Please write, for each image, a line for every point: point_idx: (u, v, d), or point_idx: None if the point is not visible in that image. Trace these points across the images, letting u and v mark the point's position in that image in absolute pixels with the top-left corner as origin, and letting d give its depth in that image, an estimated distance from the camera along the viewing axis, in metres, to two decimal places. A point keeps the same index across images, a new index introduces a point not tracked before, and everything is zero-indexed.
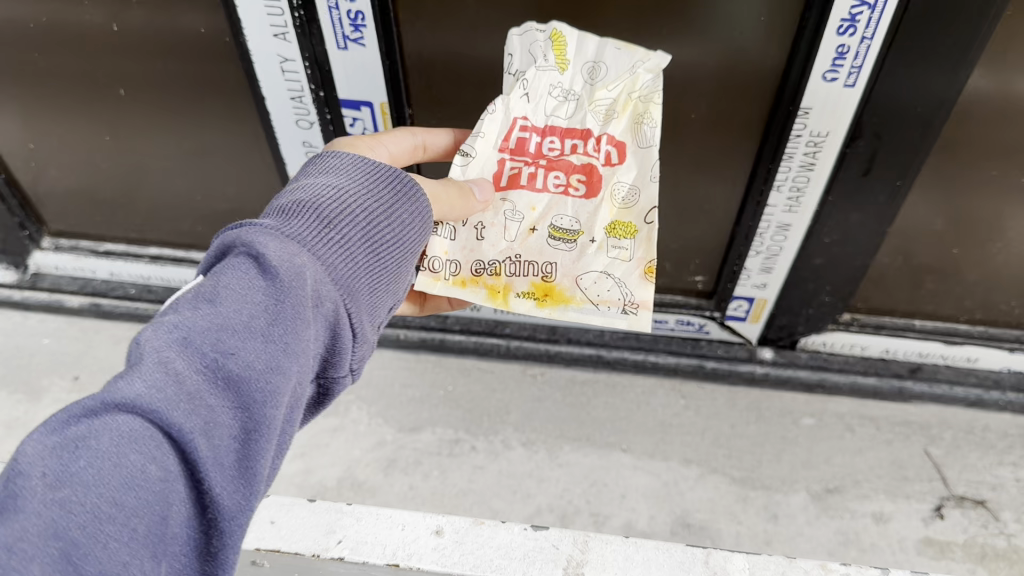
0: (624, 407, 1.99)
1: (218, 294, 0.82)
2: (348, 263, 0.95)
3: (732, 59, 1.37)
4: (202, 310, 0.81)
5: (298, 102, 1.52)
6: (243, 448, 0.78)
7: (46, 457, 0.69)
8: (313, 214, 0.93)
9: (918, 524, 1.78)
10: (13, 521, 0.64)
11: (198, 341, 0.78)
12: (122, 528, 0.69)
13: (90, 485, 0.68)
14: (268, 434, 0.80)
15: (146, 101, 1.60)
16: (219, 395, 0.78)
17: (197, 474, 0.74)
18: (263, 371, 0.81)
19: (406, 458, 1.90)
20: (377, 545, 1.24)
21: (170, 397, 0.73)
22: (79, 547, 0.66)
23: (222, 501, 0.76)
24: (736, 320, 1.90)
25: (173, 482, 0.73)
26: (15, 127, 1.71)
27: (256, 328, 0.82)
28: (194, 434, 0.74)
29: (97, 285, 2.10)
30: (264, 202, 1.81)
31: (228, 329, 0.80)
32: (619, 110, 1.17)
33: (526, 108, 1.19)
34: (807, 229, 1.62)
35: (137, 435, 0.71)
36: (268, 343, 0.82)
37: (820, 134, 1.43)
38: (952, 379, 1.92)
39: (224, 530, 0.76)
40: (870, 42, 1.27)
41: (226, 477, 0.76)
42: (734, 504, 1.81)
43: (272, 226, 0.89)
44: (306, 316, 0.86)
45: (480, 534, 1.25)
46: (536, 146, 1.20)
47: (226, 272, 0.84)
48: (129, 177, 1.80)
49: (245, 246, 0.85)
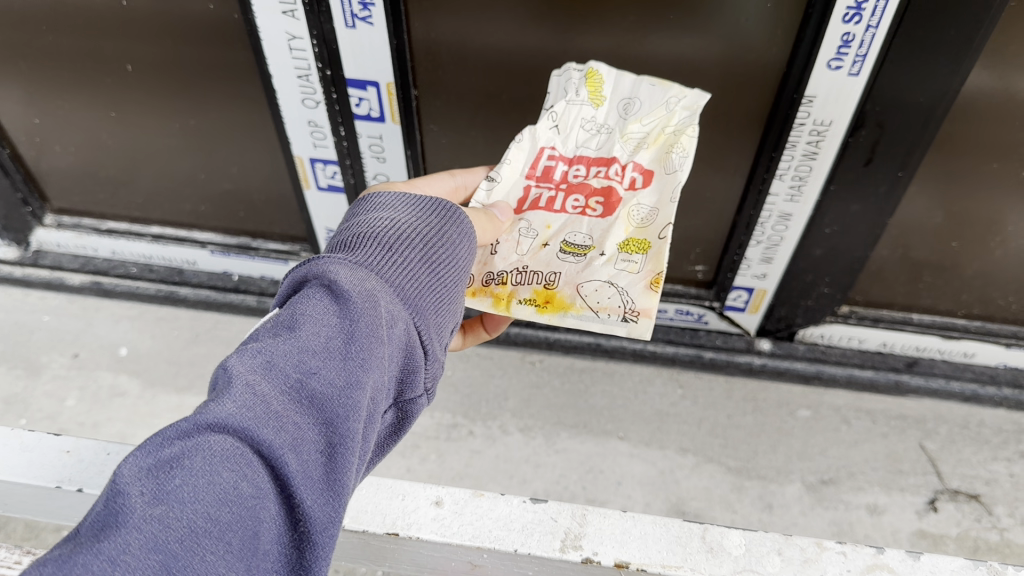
0: (622, 395, 2.00)
1: (297, 318, 0.77)
2: (418, 286, 0.90)
3: (739, 47, 1.37)
4: (282, 336, 0.76)
5: (304, 80, 1.53)
6: (333, 461, 0.70)
7: (141, 478, 0.62)
8: (377, 242, 0.89)
9: (912, 516, 1.79)
10: (112, 538, 0.57)
11: (281, 363, 0.73)
12: (219, 542, 0.61)
13: (185, 501, 0.61)
14: (356, 448, 0.73)
15: (153, 78, 1.60)
16: (306, 412, 0.71)
17: (289, 489, 0.67)
18: (348, 386, 0.74)
19: (404, 441, 1.91)
20: (373, 517, 1.04)
21: (259, 416, 0.68)
22: (177, 560, 0.59)
23: (315, 519, 0.68)
24: (735, 310, 1.92)
25: (265, 499, 0.65)
26: (21, 101, 1.71)
27: (338, 343, 0.76)
28: (284, 450, 0.67)
29: (99, 263, 2.11)
30: (268, 182, 1.82)
31: (308, 348, 0.75)
32: (650, 145, 1.15)
33: (556, 140, 1.19)
34: (807, 219, 1.63)
35: (230, 453, 0.65)
36: (350, 357, 0.76)
37: (823, 122, 1.44)
38: (949, 373, 1.94)
39: (319, 548, 0.68)
40: (875, 30, 1.28)
41: (318, 491, 0.69)
42: (729, 493, 1.82)
43: (340, 258, 0.86)
44: (384, 334, 0.80)
45: (484, 502, 1.05)
46: (563, 175, 1.20)
47: (303, 299, 0.80)
48: (134, 156, 1.81)
49: (320, 276, 0.82)
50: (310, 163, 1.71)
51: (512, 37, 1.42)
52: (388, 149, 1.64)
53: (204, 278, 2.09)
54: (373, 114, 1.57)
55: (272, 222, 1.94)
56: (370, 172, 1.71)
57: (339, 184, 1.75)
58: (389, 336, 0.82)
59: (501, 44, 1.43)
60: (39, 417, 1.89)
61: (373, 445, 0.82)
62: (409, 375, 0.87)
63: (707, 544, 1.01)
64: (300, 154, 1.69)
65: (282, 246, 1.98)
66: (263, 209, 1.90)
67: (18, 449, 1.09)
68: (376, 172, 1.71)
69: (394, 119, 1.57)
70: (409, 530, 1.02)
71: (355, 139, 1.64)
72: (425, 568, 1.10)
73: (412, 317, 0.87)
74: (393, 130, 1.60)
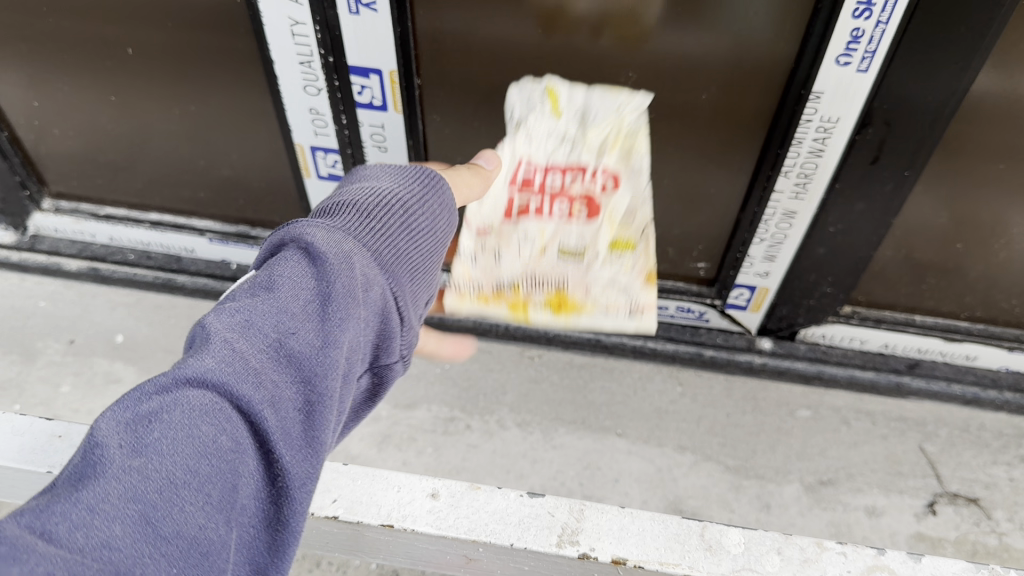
0: (621, 392, 1.99)
1: (276, 280, 0.77)
2: (400, 251, 0.90)
3: (747, 41, 1.35)
4: (261, 296, 0.76)
5: (306, 67, 1.51)
6: (308, 418, 0.73)
7: (119, 431, 0.63)
8: (357, 205, 0.89)
9: (911, 519, 1.78)
10: (91, 487, 0.59)
11: (260, 322, 0.73)
12: (197, 493, 0.63)
13: (164, 454, 0.63)
14: (330, 406, 0.75)
15: (154, 62, 1.58)
16: (283, 370, 0.73)
17: (267, 444, 0.69)
18: (325, 346, 0.76)
19: (401, 433, 1.89)
20: (368, 508, 1.02)
21: (239, 371, 0.69)
22: (157, 511, 0.61)
23: (291, 474, 0.71)
24: (736, 308, 1.91)
25: (243, 453, 0.67)
26: (21, 83, 1.69)
27: (317, 303, 0.77)
28: (263, 405, 0.69)
29: (97, 249, 2.09)
30: (269, 170, 1.81)
31: (287, 308, 0.75)
32: (609, 147, 1.47)
33: (531, 148, 1.47)
34: (812, 217, 1.62)
35: (208, 407, 0.66)
36: (329, 317, 0.77)
37: (830, 119, 1.42)
38: (950, 376, 1.92)
39: (292, 500, 0.71)
40: (885, 26, 1.26)
41: (295, 448, 0.71)
42: (727, 492, 1.81)
43: (318, 220, 0.85)
44: (361, 297, 0.81)
45: (481, 496, 1.04)
46: (543, 183, 1.50)
47: (282, 261, 0.80)
48: (134, 141, 1.79)
49: (301, 238, 0.81)
50: (311, 152, 1.70)
51: (516, 29, 1.40)
52: (390, 138, 1.63)
53: (203, 266, 2.07)
54: (375, 102, 1.56)
55: (271, 211, 1.93)
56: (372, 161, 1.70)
57: (340, 173, 1.74)
58: (368, 298, 0.83)
59: (504, 35, 1.41)
60: (33, 402, 1.88)
61: (348, 404, 0.85)
62: (385, 339, 0.89)
63: (706, 542, 1.00)
64: (301, 142, 1.68)
65: None
66: (263, 197, 1.89)
67: (10, 432, 1.08)
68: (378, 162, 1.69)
69: (397, 108, 1.56)
70: (404, 522, 1.01)
71: (357, 128, 1.62)
72: (419, 560, 1.09)
73: (391, 283, 0.88)
74: (396, 119, 1.58)
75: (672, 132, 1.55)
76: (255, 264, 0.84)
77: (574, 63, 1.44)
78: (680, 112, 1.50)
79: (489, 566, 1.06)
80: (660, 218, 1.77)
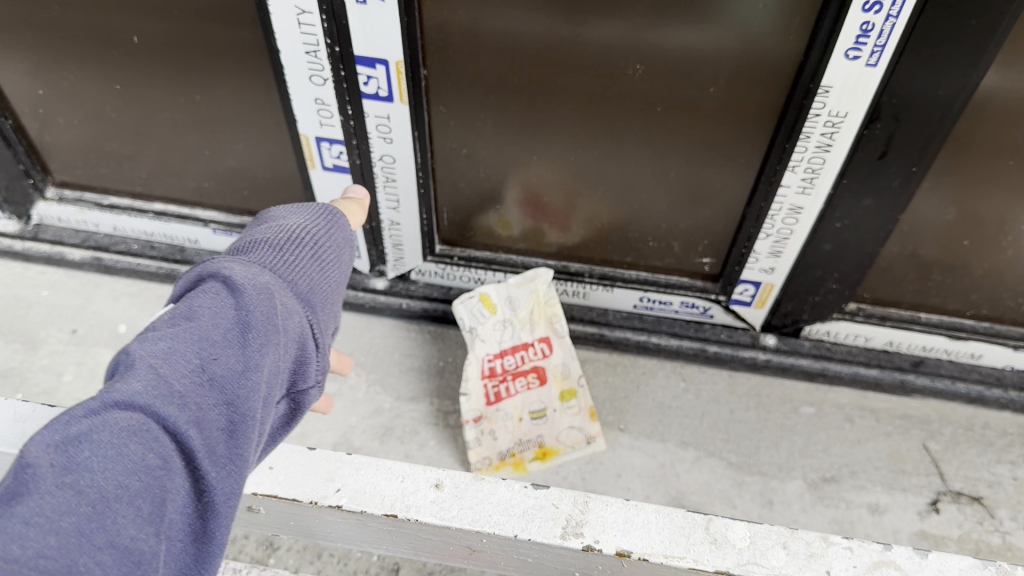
0: (624, 387, 1.98)
1: (193, 311, 0.76)
2: (315, 285, 0.88)
3: (757, 35, 1.34)
4: (178, 326, 0.75)
5: (312, 56, 1.50)
6: (232, 439, 0.72)
7: (49, 450, 0.63)
8: (271, 244, 0.87)
9: (913, 517, 1.79)
10: (25, 503, 0.59)
11: (184, 349, 0.72)
12: (131, 506, 0.63)
13: (96, 470, 0.62)
14: (253, 430, 0.74)
15: (159, 51, 1.57)
16: (211, 394, 0.71)
17: (193, 463, 0.68)
18: (247, 371, 0.75)
19: (404, 426, 1.90)
20: (372, 497, 1.02)
21: (166, 395, 0.68)
22: (91, 521, 0.61)
23: (216, 490, 0.69)
24: (741, 304, 1.90)
25: (171, 471, 0.66)
26: (25, 71, 1.69)
27: (236, 331, 0.76)
28: (187, 428, 0.68)
29: (100, 239, 2.08)
30: (274, 160, 1.80)
31: (208, 336, 0.74)
32: (537, 319, 1.86)
33: (485, 348, 1.86)
34: (819, 212, 1.61)
35: (135, 428, 0.65)
36: (249, 344, 0.76)
37: (839, 113, 1.42)
38: (955, 374, 1.91)
39: (219, 519, 0.70)
40: (895, 21, 1.25)
41: (220, 469, 0.70)
42: (729, 488, 1.82)
43: (234, 257, 0.84)
44: (281, 325, 0.80)
45: (486, 487, 1.03)
46: (503, 367, 1.87)
47: (199, 293, 0.78)
48: (138, 130, 1.79)
49: (217, 271, 0.80)
50: (316, 143, 1.69)
51: (523, 21, 1.39)
52: (395, 129, 1.62)
53: (207, 256, 2.07)
54: (381, 92, 1.55)
55: (276, 201, 1.92)
56: (377, 152, 1.69)
57: (344, 164, 1.73)
58: (290, 327, 0.81)
59: (511, 26, 1.40)
60: (35, 392, 1.90)
61: (266, 436, 0.81)
62: (304, 370, 0.85)
63: (711, 536, 0.99)
64: (306, 133, 1.67)
65: None
66: (267, 187, 1.88)
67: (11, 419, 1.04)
68: (383, 153, 1.69)
69: (403, 99, 1.55)
70: (408, 512, 1.01)
71: (363, 119, 1.61)
72: (423, 551, 1.08)
73: (308, 313, 0.86)
74: (402, 110, 1.58)
75: (679, 125, 1.54)
76: (170, 299, 0.82)
77: (581, 55, 1.43)
78: (688, 105, 1.49)
79: (492, 557, 1.06)
80: (665, 212, 1.76)
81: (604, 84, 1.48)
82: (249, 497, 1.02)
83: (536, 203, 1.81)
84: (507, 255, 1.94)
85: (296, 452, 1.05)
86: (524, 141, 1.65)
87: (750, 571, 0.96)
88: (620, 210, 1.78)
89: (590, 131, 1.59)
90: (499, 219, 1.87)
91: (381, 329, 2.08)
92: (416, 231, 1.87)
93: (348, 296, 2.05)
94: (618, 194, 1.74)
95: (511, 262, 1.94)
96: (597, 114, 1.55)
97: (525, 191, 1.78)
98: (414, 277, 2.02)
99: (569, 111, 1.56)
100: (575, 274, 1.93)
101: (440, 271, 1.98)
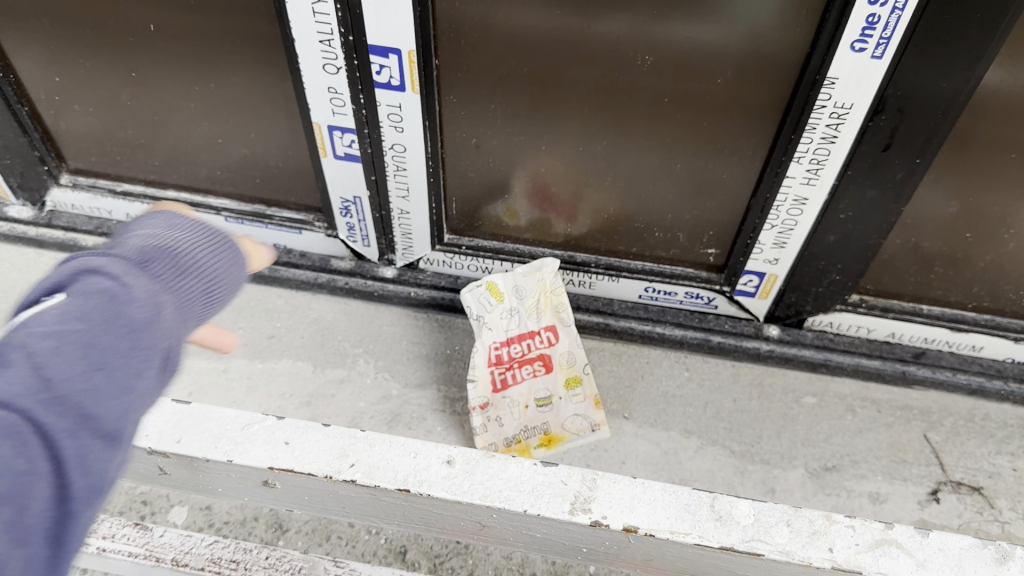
0: (628, 376, 2.01)
1: (83, 307, 0.69)
2: (205, 309, 0.81)
3: (765, 27, 1.36)
4: (62, 321, 0.68)
5: (325, 45, 1.52)
6: (105, 456, 0.66)
7: None
8: (174, 255, 0.79)
9: (914, 506, 1.81)
10: None
11: (68, 349, 0.67)
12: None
13: None
14: (125, 447, 0.69)
15: (175, 39, 1.59)
16: (86, 404, 0.66)
17: (60, 473, 0.63)
18: (129, 385, 0.69)
19: (411, 412, 1.92)
20: (385, 473, 1.01)
21: (37, 394, 0.63)
22: None
23: (80, 509, 0.64)
24: (745, 295, 1.92)
25: (35, 479, 0.61)
26: (41, 59, 1.71)
27: (122, 343, 0.70)
28: (61, 435, 0.63)
29: (113, 226, 2.12)
30: (286, 148, 1.83)
31: (93, 341, 0.68)
32: (543, 308, 1.89)
33: (492, 335, 1.87)
34: (823, 203, 1.64)
35: (11, 428, 0.61)
36: (132, 357, 0.70)
37: (844, 105, 1.44)
38: (955, 366, 1.94)
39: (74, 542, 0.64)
40: (901, 13, 1.27)
41: (87, 486, 0.64)
42: (732, 476, 1.84)
43: (133, 252, 0.76)
44: (165, 344, 0.74)
45: (497, 463, 1.03)
46: (509, 355, 1.88)
47: (91, 285, 0.71)
48: (152, 118, 1.81)
49: (115, 267, 0.73)
50: (329, 131, 1.71)
51: (533, 12, 1.41)
52: (407, 119, 1.65)
53: None
54: (393, 82, 1.58)
55: (287, 190, 1.95)
56: (388, 141, 1.71)
57: (356, 153, 1.76)
58: (173, 347, 0.75)
59: (519, 20, 1.43)
60: None
61: None
62: None
63: (717, 513, 0.98)
64: (318, 121, 1.69)
65: (296, 215, 1.99)
66: (279, 175, 1.91)
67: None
68: (394, 142, 1.71)
69: (414, 88, 1.58)
70: (421, 487, 1.00)
71: (375, 108, 1.64)
72: (433, 526, 1.11)
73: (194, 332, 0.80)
74: (413, 100, 1.60)
75: (686, 116, 1.56)
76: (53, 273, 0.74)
77: (589, 45, 1.45)
78: (695, 97, 1.51)
79: (502, 533, 1.08)
80: (671, 203, 1.78)
81: (612, 75, 1.50)
82: (266, 471, 1.00)
83: (544, 193, 1.83)
84: (514, 244, 1.97)
85: (311, 428, 1.04)
86: (533, 131, 1.67)
87: (754, 548, 0.95)
88: (626, 201, 1.80)
89: (598, 121, 1.62)
90: (507, 209, 1.90)
91: (389, 317, 2.10)
92: (425, 220, 1.90)
93: (357, 284, 2.08)
94: (625, 184, 1.76)
95: (519, 251, 1.96)
96: (604, 104, 1.57)
97: (533, 181, 1.81)
98: (422, 265, 2.06)
99: (577, 101, 1.58)
100: (582, 264, 1.96)
101: (448, 260, 2.02)
